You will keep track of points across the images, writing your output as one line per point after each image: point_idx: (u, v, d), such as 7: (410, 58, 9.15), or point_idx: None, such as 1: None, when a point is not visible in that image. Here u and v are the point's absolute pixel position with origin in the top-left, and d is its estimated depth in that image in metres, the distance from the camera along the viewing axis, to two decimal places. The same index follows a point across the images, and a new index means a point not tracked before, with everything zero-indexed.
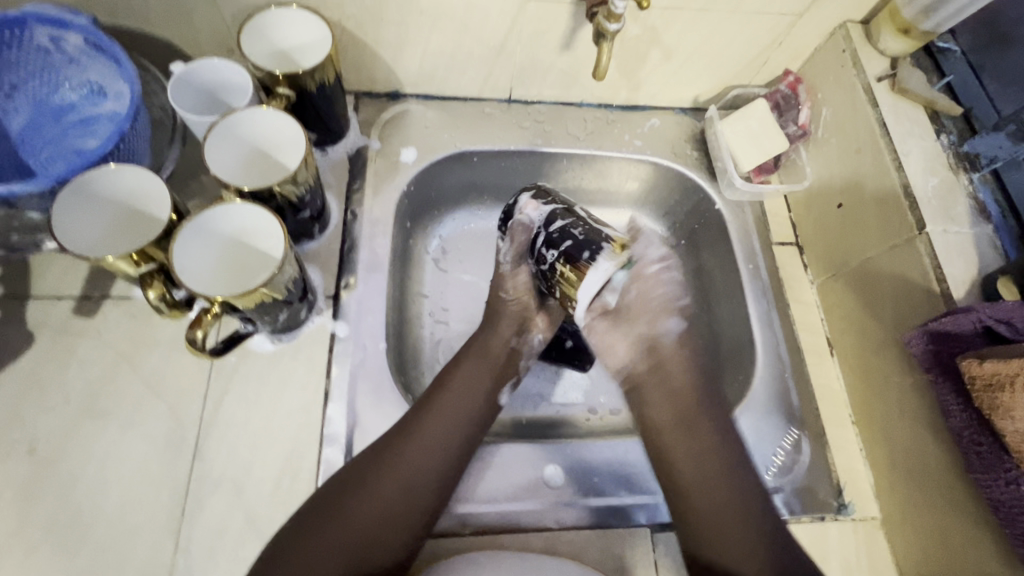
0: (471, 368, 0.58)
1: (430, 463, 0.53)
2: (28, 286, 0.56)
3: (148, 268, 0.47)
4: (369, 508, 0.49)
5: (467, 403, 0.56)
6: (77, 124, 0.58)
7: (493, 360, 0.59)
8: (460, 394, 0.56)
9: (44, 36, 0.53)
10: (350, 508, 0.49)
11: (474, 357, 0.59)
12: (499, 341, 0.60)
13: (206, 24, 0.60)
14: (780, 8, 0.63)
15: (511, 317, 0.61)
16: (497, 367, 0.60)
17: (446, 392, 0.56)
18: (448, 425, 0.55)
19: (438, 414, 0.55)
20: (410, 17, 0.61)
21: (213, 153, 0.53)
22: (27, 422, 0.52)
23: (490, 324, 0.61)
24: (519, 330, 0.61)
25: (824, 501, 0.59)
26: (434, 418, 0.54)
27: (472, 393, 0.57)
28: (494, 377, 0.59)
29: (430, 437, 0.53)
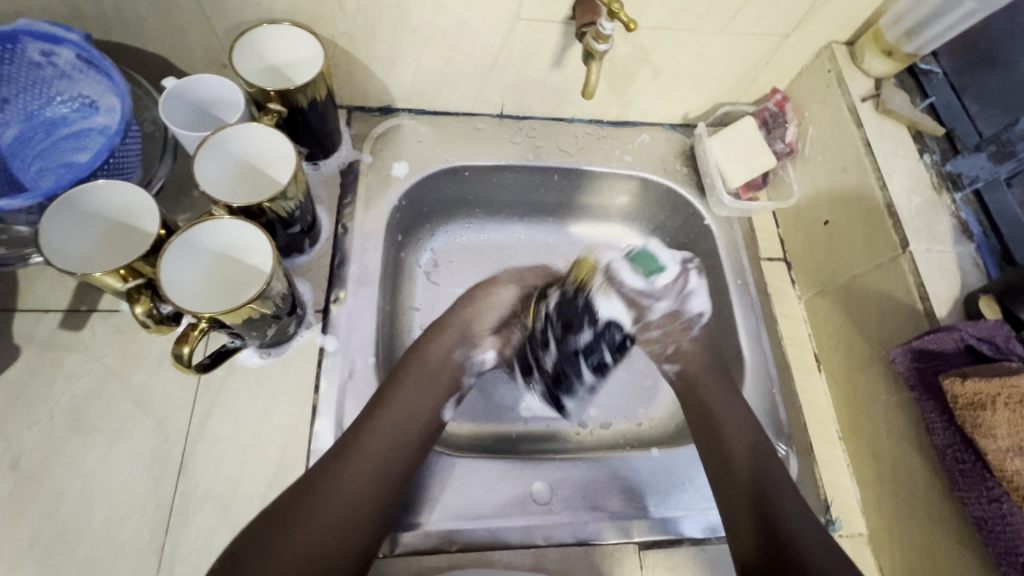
0: (413, 379, 0.57)
1: (373, 474, 0.51)
2: (15, 300, 0.56)
3: (136, 283, 0.47)
4: (314, 527, 0.46)
5: (409, 414, 0.55)
6: (69, 138, 0.59)
7: (434, 371, 0.59)
8: (402, 408, 0.55)
9: (36, 51, 0.53)
10: (310, 511, 0.47)
11: (413, 369, 0.58)
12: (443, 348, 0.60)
13: (199, 40, 0.60)
14: (767, 29, 0.64)
15: (458, 330, 0.61)
16: (436, 379, 0.59)
17: (399, 390, 0.56)
18: (388, 437, 0.53)
19: (378, 426, 0.53)
20: (403, 35, 0.62)
21: (204, 168, 0.53)
22: (10, 437, 0.52)
23: (431, 337, 0.61)
24: (461, 343, 0.61)
25: (811, 517, 0.59)
26: (371, 429, 0.52)
27: (413, 405, 0.56)
28: (437, 388, 0.58)
29: (371, 449, 0.52)
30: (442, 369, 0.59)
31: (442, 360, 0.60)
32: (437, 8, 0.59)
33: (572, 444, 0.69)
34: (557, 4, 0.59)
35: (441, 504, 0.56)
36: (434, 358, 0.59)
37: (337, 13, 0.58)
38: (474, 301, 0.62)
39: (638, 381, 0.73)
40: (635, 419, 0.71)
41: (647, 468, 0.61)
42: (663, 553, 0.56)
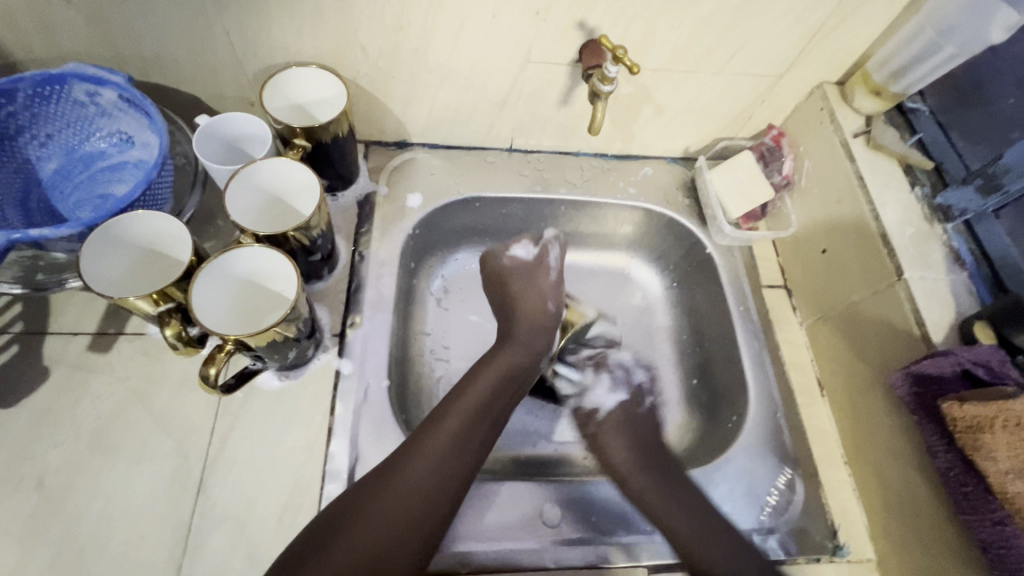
0: (492, 376, 0.62)
1: (453, 463, 0.55)
2: (48, 322, 0.59)
3: (167, 307, 0.50)
4: (397, 496, 0.51)
5: (485, 409, 0.59)
6: (104, 171, 0.63)
7: (512, 373, 0.63)
8: (477, 404, 0.59)
9: (81, 92, 0.58)
10: (399, 480, 0.52)
11: (496, 365, 0.63)
12: (528, 345, 0.67)
13: (230, 81, 0.65)
14: (762, 69, 0.69)
15: (541, 333, 0.69)
16: (514, 381, 0.63)
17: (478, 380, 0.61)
18: (465, 426, 0.57)
19: (464, 413, 0.58)
20: (419, 76, 0.66)
21: (233, 199, 0.56)
22: (37, 456, 0.53)
23: (514, 336, 0.68)
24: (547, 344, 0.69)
25: (819, 542, 0.60)
26: (452, 417, 0.57)
27: (490, 399, 0.60)
28: (508, 388, 0.62)
29: (450, 437, 0.56)
30: (518, 374, 0.64)
31: (527, 358, 0.66)
32: (453, 51, 0.63)
33: (580, 468, 0.70)
34: (564, 47, 0.63)
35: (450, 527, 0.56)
36: (512, 362, 0.64)
37: (360, 57, 0.63)
38: (541, 301, 0.71)
39: None
40: None
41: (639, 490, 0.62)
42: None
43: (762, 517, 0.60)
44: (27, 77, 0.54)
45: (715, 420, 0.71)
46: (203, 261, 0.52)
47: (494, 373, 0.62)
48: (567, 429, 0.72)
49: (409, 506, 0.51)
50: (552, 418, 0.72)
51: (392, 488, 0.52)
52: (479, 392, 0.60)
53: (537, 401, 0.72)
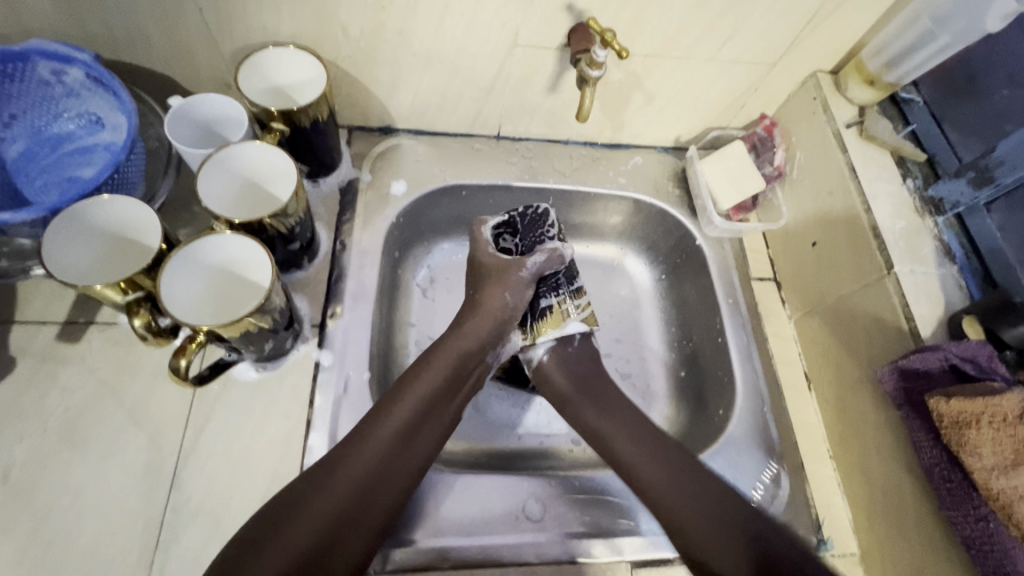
0: (442, 373, 0.58)
1: (408, 447, 0.53)
2: (13, 311, 0.57)
3: (135, 296, 0.48)
4: (323, 509, 0.47)
5: (438, 395, 0.57)
6: (74, 153, 0.60)
7: (458, 365, 0.59)
8: (434, 392, 0.57)
9: (46, 69, 0.55)
10: (329, 485, 0.48)
11: (444, 357, 0.59)
12: (470, 340, 0.60)
13: (205, 61, 0.62)
14: (755, 57, 0.67)
15: (485, 326, 0.61)
16: (467, 367, 0.60)
17: (424, 372, 0.58)
18: (419, 417, 0.55)
19: (408, 409, 0.55)
20: (402, 59, 0.64)
21: (207, 185, 0.54)
22: (2, 449, 0.51)
23: (462, 323, 0.62)
24: (490, 339, 0.61)
25: (803, 536, 0.60)
26: (407, 403, 0.55)
27: (444, 377, 0.58)
28: (451, 380, 0.58)
29: (396, 437, 0.53)
30: (470, 365, 0.60)
31: (470, 353, 0.60)
32: (437, 34, 0.61)
33: (565, 461, 0.69)
34: (553, 31, 0.61)
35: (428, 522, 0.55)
36: (465, 348, 0.60)
37: (340, 38, 0.60)
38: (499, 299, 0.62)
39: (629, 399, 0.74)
40: None
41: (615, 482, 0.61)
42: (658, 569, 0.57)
43: None
44: None
45: (701, 413, 0.71)
46: (173, 248, 0.50)
47: (442, 366, 0.58)
48: (552, 422, 0.71)
49: (340, 515, 0.48)
50: (536, 410, 0.71)
51: (322, 497, 0.48)
52: (431, 381, 0.57)
53: (522, 394, 0.71)
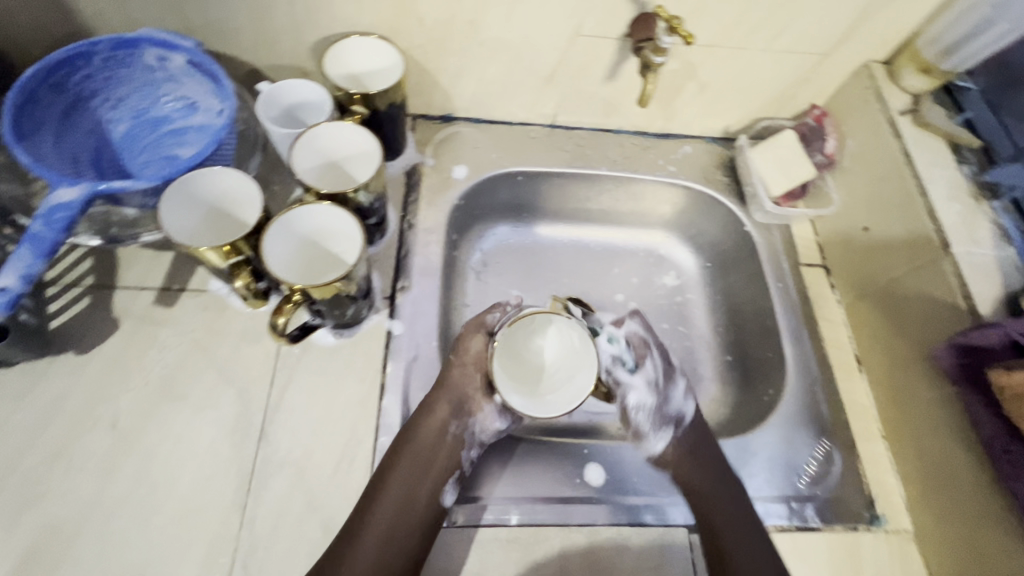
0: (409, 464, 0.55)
1: (387, 555, 0.52)
2: (115, 277, 0.62)
3: (236, 260, 0.52)
4: None
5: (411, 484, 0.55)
6: (170, 134, 0.65)
7: (428, 453, 0.56)
8: (406, 481, 0.55)
9: (152, 55, 0.60)
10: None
11: (410, 449, 0.56)
12: (433, 425, 0.57)
13: (289, 50, 0.67)
14: (809, 47, 0.69)
15: (448, 399, 0.58)
16: (436, 454, 0.57)
17: (396, 466, 0.55)
18: (398, 516, 0.53)
19: (389, 507, 0.53)
20: (470, 48, 0.68)
21: (302, 159, 0.59)
22: (110, 399, 0.56)
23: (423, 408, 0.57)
24: (456, 413, 0.58)
25: (856, 511, 0.61)
26: (387, 501, 0.53)
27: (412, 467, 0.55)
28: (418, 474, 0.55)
29: (383, 537, 0.52)
30: (438, 447, 0.57)
31: (436, 439, 0.57)
32: (505, 24, 0.65)
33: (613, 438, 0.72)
34: (615, 22, 0.65)
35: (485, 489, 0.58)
36: (428, 436, 0.56)
37: (416, 27, 0.65)
38: (459, 369, 0.59)
39: None
40: None
41: (635, 462, 0.63)
42: None
43: (800, 485, 0.62)
44: (105, 40, 0.57)
45: (751, 394, 0.73)
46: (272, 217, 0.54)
47: (411, 455, 0.56)
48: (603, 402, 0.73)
49: None
50: None
51: None
52: (400, 478, 0.55)
53: None
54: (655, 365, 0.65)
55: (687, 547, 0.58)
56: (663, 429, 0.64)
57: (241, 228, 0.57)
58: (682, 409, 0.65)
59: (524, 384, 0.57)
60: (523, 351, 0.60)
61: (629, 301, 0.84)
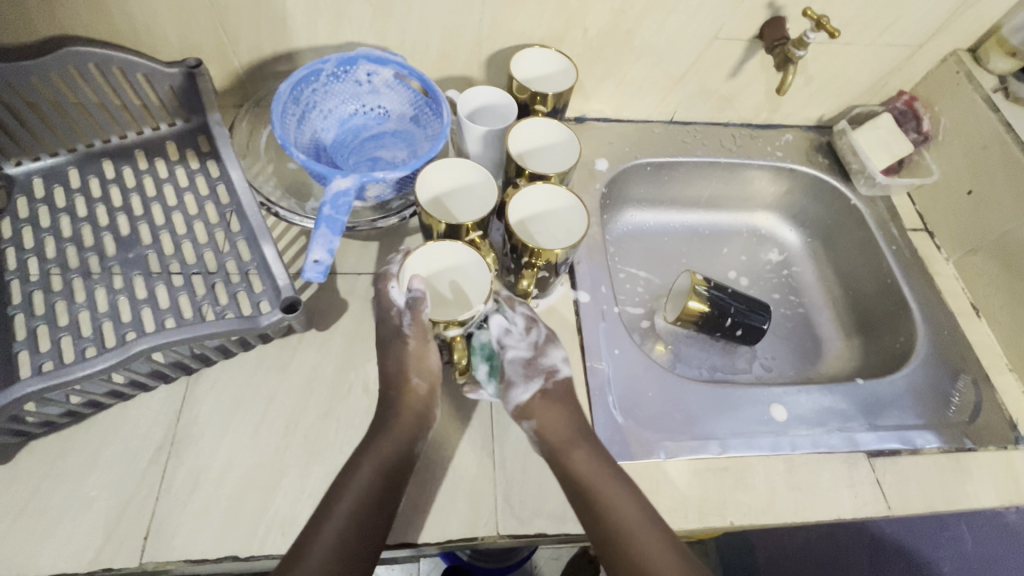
0: (381, 450, 0.54)
1: (355, 547, 0.49)
2: (338, 264, 0.70)
3: (477, 234, 0.62)
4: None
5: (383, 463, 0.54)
6: (369, 140, 0.74)
7: (396, 449, 0.55)
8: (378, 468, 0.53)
9: (365, 71, 0.70)
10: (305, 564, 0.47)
11: (377, 450, 0.54)
12: (396, 429, 0.56)
13: (466, 64, 0.77)
14: (907, 40, 0.80)
15: (411, 410, 0.58)
16: (405, 454, 0.55)
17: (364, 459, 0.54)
18: (363, 509, 0.51)
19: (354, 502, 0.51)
20: (621, 54, 0.78)
21: (517, 140, 0.68)
22: (358, 366, 0.63)
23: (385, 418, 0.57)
24: (418, 424, 0.58)
25: (1003, 434, 0.69)
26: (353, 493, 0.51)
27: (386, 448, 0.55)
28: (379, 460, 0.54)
29: (342, 535, 0.49)
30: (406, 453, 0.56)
31: (404, 442, 0.56)
32: (656, 31, 0.75)
33: None
34: (749, 25, 0.75)
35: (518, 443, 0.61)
36: (392, 442, 0.55)
37: (580, 37, 0.75)
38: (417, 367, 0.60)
39: (801, 342, 0.88)
40: (805, 372, 0.85)
41: (808, 402, 0.69)
42: (891, 463, 0.65)
43: (951, 414, 0.70)
44: (335, 58, 0.67)
45: (878, 346, 0.82)
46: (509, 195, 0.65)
47: (378, 445, 0.55)
48: (739, 362, 0.85)
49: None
50: (723, 352, 0.85)
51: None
52: (369, 471, 0.53)
53: (710, 342, 0.85)
54: (541, 332, 0.64)
55: (871, 471, 0.65)
56: (535, 380, 0.61)
57: (465, 214, 0.66)
58: (552, 364, 0.63)
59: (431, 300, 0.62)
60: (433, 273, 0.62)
61: (741, 277, 0.95)
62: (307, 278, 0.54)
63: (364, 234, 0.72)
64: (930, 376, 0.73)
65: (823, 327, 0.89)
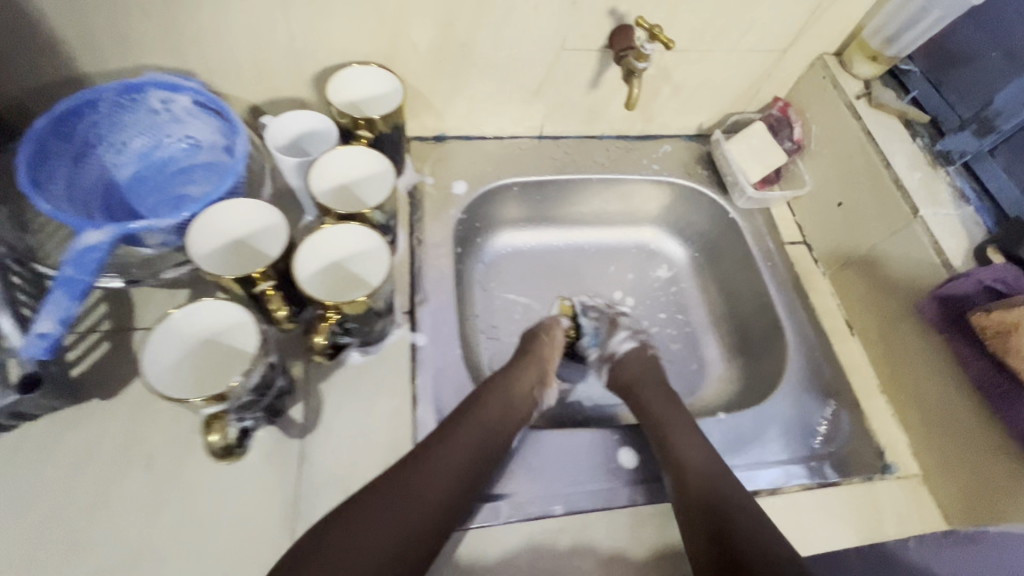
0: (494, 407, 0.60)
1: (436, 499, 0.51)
2: (135, 318, 0.61)
3: (268, 284, 0.53)
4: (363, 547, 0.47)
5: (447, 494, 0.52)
6: (176, 175, 0.66)
7: (507, 406, 0.61)
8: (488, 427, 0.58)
9: (157, 99, 0.61)
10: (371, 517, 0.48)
11: (502, 395, 0.62)
12: (521, 387, 0.65)
13: (288, 86, 0.69)
14: (769, 45, 0.76)
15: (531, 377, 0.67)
16: (518, 406, 0.62)
17: (489, 408, 0.60)
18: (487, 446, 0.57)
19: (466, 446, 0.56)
20: (462, 69, 0.72)
21: (318, 177, 0.60)
22: (145, 440, 0.56)
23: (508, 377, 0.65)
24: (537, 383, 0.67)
25: (869, 463, 0.66)
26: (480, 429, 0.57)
27: (470, 467, 0.55)
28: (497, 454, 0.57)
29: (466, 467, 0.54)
30: (517, 408, 0.63)
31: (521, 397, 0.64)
32: (494, 43, 0.69)
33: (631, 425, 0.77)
34: (596, 34, 0.70)
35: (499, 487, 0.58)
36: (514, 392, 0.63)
37: (410, 53, 0.68)
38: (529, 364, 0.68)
39: (684, 367, 0.82)
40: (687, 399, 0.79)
41: None
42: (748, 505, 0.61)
43: (815, 446, 0.66)
44: (111, 86, 0.58)
45: (756, 368, 0.78)
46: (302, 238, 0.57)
47: (498, 399, 0.61)
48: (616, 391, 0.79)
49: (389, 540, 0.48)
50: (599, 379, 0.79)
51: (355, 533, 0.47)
52: (496, 414, 0.60)
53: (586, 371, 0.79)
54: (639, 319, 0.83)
55: None
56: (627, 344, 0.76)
57: (260, 261, 0.58)
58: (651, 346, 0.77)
59: (192, 379, 0.50)
60: (188, 346, 0.50)
61: (627, 297, 0.89)
62: (26, 353, 0.48)
63: (142, 271, 0.59)
64: (797, 404, 0.69)
65: (707, 347, 0.84)
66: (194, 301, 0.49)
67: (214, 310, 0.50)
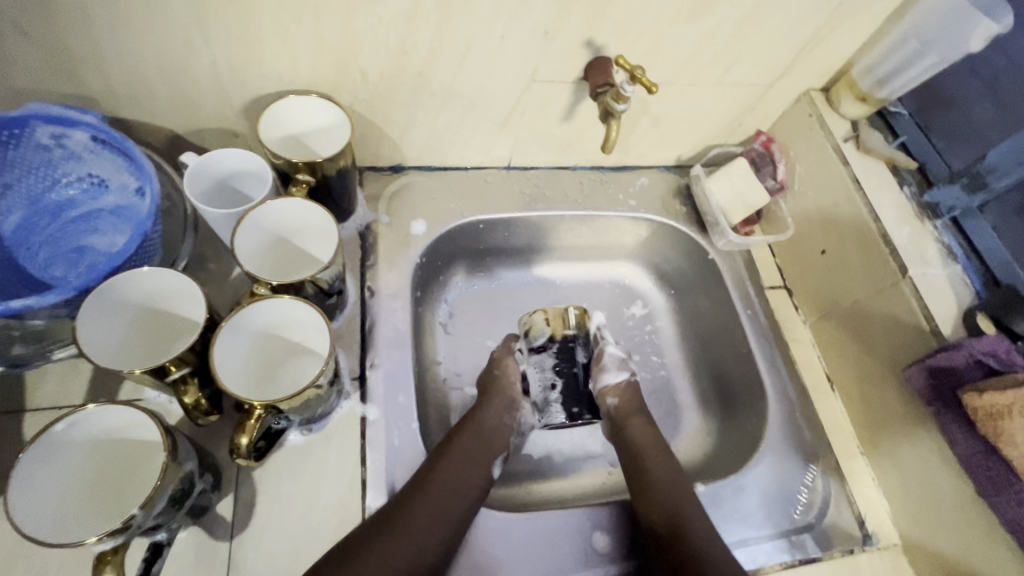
0: (467, 445, 0.59)
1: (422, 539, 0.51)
2: (23, 399, 0.52)
3: (181, 374, 0.45)
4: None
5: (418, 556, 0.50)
6: (78, 221, 0.56)
7: (483, 438, 0.60)
8: (463, 464, 0.57)
9: (46, 134, 0.51)
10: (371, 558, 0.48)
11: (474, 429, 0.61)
12: (492, 419, 0.62)
13: (215, 116, 0.59)
14: (755, 80, 0.71)
15: (502, 401, 0.64)
16: (490, 438, 0.61)
17: (459, 443, 0.58)
18: (460, 479, 0.55)
19: (442, 482, 0.54)
20: (420, 100, 0.63)
21: (243, 239, 0.52)
22: (33, 554, 0.47)
23: (478, 409, 0.63)
24: (509, 410, 0.64)
25: (850, 534, 0.63)
26: (452, 462, 0.56)
27: (461, 504, 0.54)
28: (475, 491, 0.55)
29: (443, 500, 0.53)
30: (493, 439, 0.61)
31: (494, 426, 0.62)
32: (457, 73, 0.61)
33: (606, 485, 0.71)
34: (570, 66, 0.63)
35: (490, 550, 0.56)
36: (486, 423, 0.62)
37: (359, 83, 0.59)
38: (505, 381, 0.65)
39: (663, 416, 0.76)
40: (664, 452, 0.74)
41: None
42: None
43: (796, 517, 0.62)
44: None
45: (733, 424, 0.74)
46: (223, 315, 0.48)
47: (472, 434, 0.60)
48: (589, 445, 0.73)
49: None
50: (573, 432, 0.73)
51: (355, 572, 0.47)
52: (463, 449, 0.58)
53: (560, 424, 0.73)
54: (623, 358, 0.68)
55: None
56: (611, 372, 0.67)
57: (165, 352, 0.50)
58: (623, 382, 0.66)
59: (84, 503, 0.42)
60: (63, 471, 0.41)
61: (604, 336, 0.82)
62: None
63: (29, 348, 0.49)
64: (778, 470, 0.65)
65: (683, 395, 0.79)
66: (80, 411, 0.40)
67: (107, 418, 0.42)
